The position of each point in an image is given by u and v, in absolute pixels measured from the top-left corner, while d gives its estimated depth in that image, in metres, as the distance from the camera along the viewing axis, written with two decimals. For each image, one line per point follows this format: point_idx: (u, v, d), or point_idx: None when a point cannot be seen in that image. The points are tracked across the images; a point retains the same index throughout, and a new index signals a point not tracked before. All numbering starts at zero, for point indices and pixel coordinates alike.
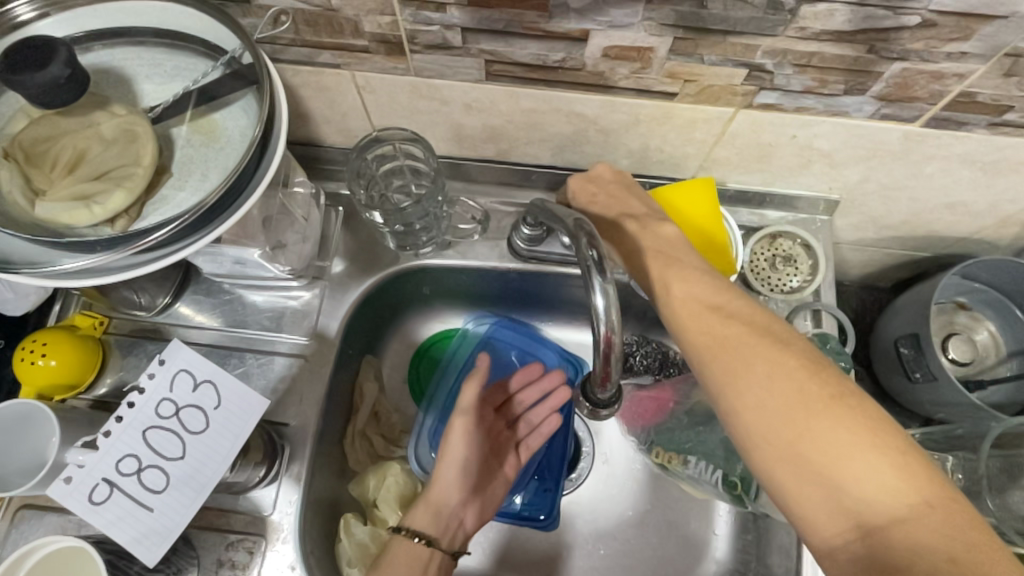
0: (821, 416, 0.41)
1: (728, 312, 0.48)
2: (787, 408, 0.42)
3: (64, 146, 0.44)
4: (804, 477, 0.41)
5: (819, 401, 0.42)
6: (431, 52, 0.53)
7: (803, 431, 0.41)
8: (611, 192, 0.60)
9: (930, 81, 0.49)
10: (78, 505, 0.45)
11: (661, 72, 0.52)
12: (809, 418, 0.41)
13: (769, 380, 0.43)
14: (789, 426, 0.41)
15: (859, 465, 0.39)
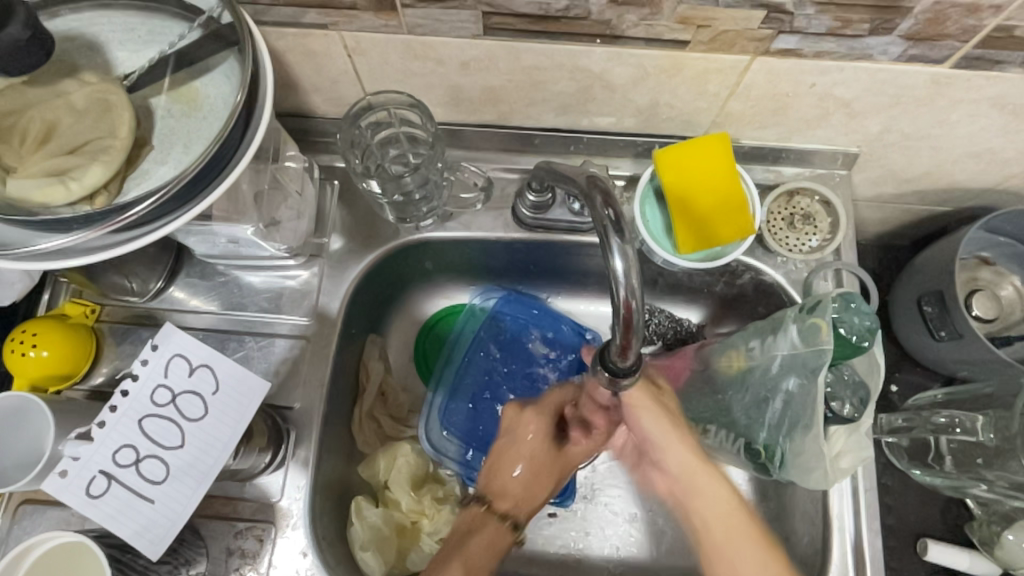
0: (727, 501, 0.56)
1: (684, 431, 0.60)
2: (737, 537, 0.55)
3: (32, 120, 0.40)
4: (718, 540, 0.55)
5: (750, 543, 0.54)
6: (424, 5, 0.49)
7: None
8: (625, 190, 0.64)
9: (964, 15, 0.46)
10: (76, 499, 0.43)
11: (671, 18, 0.49)
12: (738, 543, 0.54)
13: (705, 493, 0.57)
14: (718, 514, 0.56)
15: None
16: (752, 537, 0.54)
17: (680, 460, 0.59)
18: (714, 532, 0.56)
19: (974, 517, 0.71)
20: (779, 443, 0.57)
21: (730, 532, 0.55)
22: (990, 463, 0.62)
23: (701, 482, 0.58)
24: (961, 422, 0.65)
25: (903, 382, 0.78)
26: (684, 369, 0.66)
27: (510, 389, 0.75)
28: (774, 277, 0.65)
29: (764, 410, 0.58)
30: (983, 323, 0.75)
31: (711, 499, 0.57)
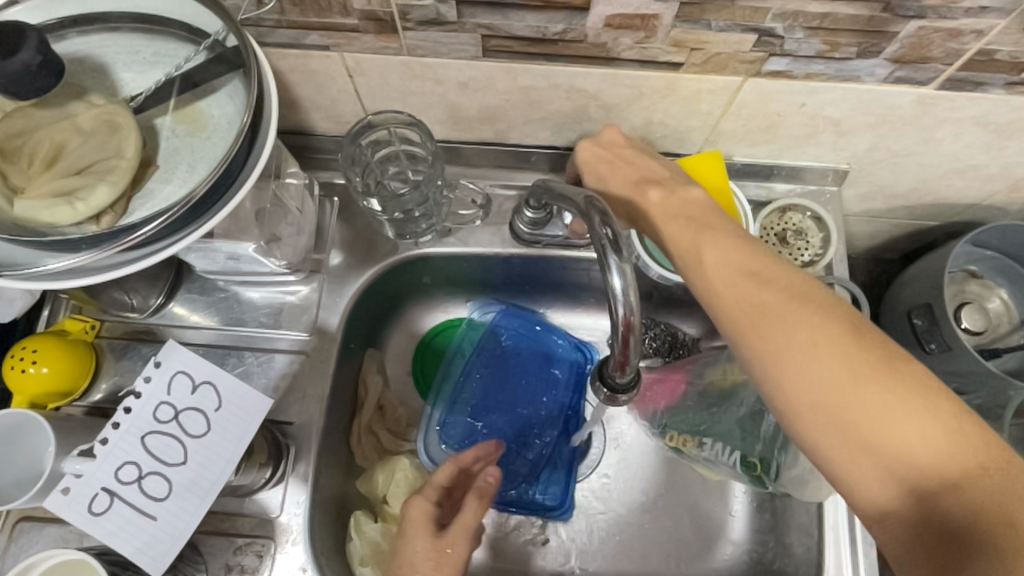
0: (864, 381, 0.40)
1: (765, 278, 0.44)
2: (833, 386, 0.40)
3: (39, 141, 0.41)
4: (842, 445, 0.40)
5: (862, 382, 0.40)
6: (424, 28, 0.50)
7: (796, 371, 0.41)
8: (628, 159, 0.55)
9: (948, 39, 0.47)
10: (78, 516, 0.44)
11: (665, 41, 0.50)
12: (856, 389, 0.40)
13: (800, 374, 0.41)
14: (814, 377, 0.41)
15: (921, 434, 0.38)
16: (844, 376, 0.40)
17: (774, 301, 0.43)
18: (795, 373, 0.41)
19: None
20: (773, 456, 0.60)
21: (785, 315, 0.42)
22: None
23: (825, 351, 0.41)
24: None
25: None
26: (678, 384, 0.67)
27: (508, 402, 0.76)
28: None
29: (758, 422, 0.62)
30: (972, 335, 0.76)
31: (805, 367, 0.41)
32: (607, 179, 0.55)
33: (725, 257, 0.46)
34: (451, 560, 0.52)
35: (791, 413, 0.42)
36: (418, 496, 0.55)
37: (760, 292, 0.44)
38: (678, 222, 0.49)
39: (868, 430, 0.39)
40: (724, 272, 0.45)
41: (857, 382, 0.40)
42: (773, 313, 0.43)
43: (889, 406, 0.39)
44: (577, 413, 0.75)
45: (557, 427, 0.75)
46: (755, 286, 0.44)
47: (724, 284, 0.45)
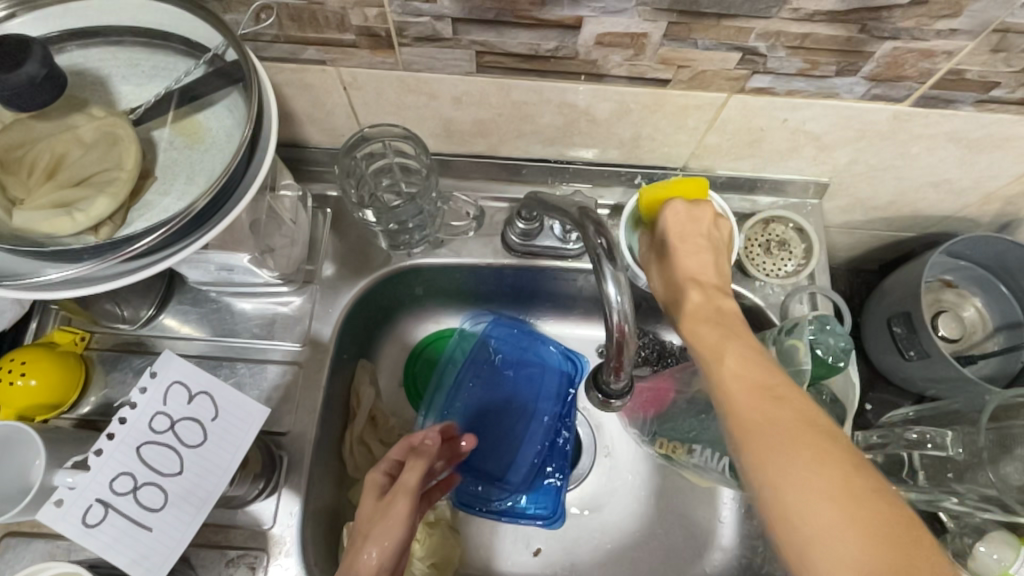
0: (786, 417, 0.39)
1: (721, 311, 0.47)
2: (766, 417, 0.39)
3: (40, 153, 0.41)
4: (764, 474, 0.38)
5: (783, 430, 0.38)
6: (420, 44, 0.52)
7: (732, 380, 0.42)
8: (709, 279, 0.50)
9: (920, 59, 0.50)
10: (72, 528, 0.43)
11: (654, 58, 0.52)
12: (790, 423, 0.38)
13: (746, 413, 0.40)
14: (740, 384, 0.42)
15: (828, 504, 0.35)
16: (770, 419, 0.39)
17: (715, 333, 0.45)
18: (739, 407, 0.40)
19: (947, 530, 0.74)
20: None
21: (733, 353, 0.43)
22: (961, 476, 0.65)
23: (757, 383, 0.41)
24: (932, 439, 0.66)
25: (876, 401, 0.81)
26: (668, 391, 0.68)
27: (499, 412, 0.76)
28: (753, 301, 0.68)
29: None
30: (949, 343, 0.78)
31: (744, 390, 0.41)
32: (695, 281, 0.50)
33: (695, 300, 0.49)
34: (394, 518, 0.52)
35: (750, 460, 0.39)
36: (374, 469, 0.57)
37: (721, 319, 0.46)
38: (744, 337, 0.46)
39: (783, 477, 0.37)
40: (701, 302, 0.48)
41: (788, 424, 0.38)
42: (727, 336, 0.45)
43: (812, 482, 0.36)
44: (569, 422, 0.75)
45: (550, 436, 0.75)
46: (714, 315, 0.47)
47: (698, 321, 0.47)
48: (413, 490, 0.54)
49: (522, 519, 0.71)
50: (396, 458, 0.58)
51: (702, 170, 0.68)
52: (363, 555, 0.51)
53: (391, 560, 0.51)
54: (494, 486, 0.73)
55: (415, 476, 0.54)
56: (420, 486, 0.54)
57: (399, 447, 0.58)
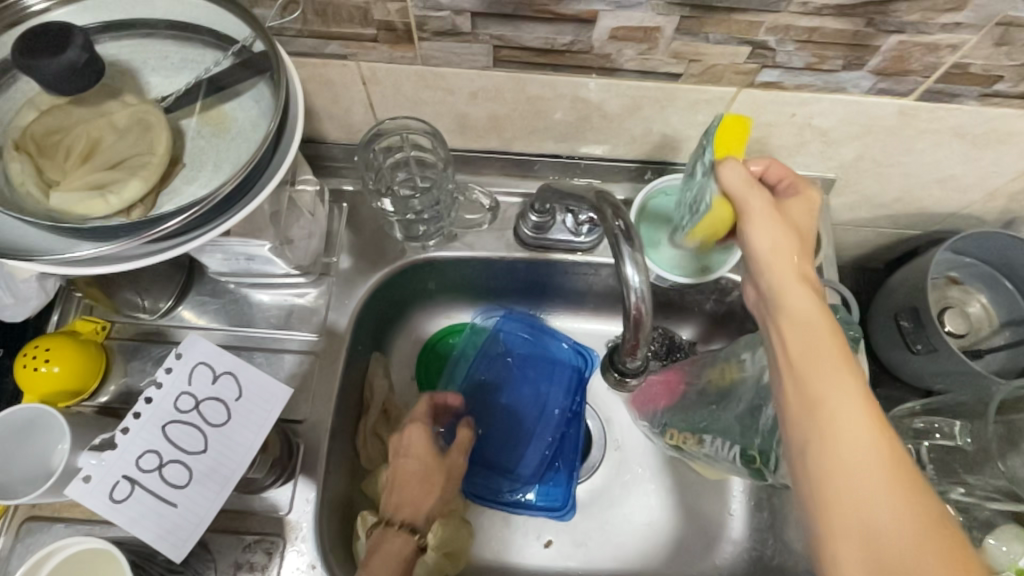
0: (870, 436, 0.43)
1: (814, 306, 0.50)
2: (858, 427, 0.44)
3: (77, 137, 0.43)
4: (833, 476, 0.43)
5: (871, 441, 0.43)
6: (439, 39, 0.53)
7: (823, 381, 0.46)
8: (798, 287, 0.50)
9: (925, 53, 0.51)
10: (100, 504, 0.44)
11: (666, 53, 0.53)
12: (871, 437, 0.43)
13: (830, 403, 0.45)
14: (841, 388, 0.45)
15: (898, 523, 0.41)
16: (863, 429, 0.44)
17: (814, 324, 0.49)
18: (828, 406, 0.45)
19: None
20: (773, 449, 0.60)
21: (837, 366, 0.47)
22: (971, 468, 0.66)
23: (846, 395, 0.45)
24: (941, 428, 0.68)
25: (884, 397, 0.82)
26: (679, 384, 0.69)
27: (509, 405, 0.77)
28: None
29: (756, 417, 0.62)
30: (955, 338, 0.79)
31: (842, 400, 0.45)
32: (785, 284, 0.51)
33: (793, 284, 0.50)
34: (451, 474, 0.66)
35: (823, 458, 0.44)
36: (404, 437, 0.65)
37: (814, 316, 0.49)
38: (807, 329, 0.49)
39: (857, 468, 0.43)
40: (802, 296, 0.50)
41: (867, 441, 0.43)
42: (818, 338, 0.48)
43: (899, 499, 0.41)
44: (580, 416, 0.76)
45: (561, 430, 0.75)
46: (811, 309, 0.49)
47: (793, 303, 0.50)
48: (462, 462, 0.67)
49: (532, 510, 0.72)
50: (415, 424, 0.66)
51: None
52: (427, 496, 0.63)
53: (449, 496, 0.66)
54: (504, 478, 0.73)
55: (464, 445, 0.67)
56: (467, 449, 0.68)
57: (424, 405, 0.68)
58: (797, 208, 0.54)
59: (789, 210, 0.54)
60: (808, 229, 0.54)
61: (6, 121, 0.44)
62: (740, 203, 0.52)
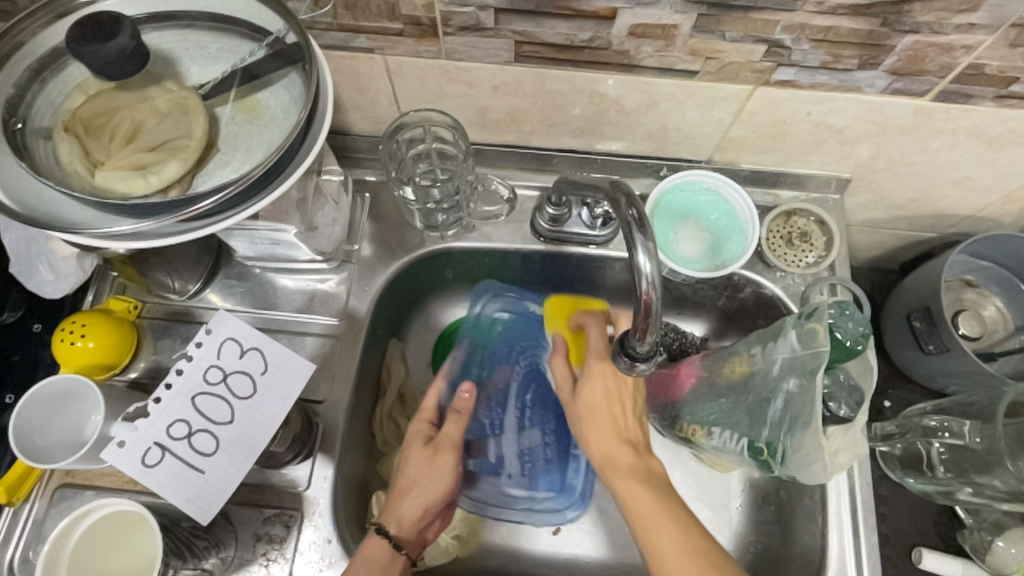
0: (627, 482, 0.60)
1: (620, 395, 0.64)
2: (613, 433, 0.63)
3: (122, 119, 0.45)
4: (633, 500, 0.58)
5: (637, 484, 0.59)
6: (463, 33, 0.55)
7: (589, 422, 0.64)
8: (609, 391, 0.63)
9: (940, 53, 0.52)
10: (133, 467, 0.47)
11: (683, 50, 0.55)
12: (620, 477, 0.60)
13: (636, 498, 0.58)
14: (606, 451, 0.62)
15: (667, 526, 0.56)
16: (625, 470, 0.61)
17: (597, 431, 0.63)
18: (599, 445, 0.63)
19: (965, 525, 0.74)
20: (779, 441, 0.61)
21: (627, 473, 0.61)
22: (980, 469, 0.65)
23: (625, 477, 0.60)
24: (949, 427, 0.69)
25: (895, 397, 0.82)
26: (689, 377, 0.70)
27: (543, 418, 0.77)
28: (773, 290, 0.70)
29: (765, 408, 0.62)
30: (970, 341, 0.79)
31: (638, 500, 0.58)
32: (609, 398, 0.63)
33: (602, 387, 0.63)
34: (441, 463, 0.65)
35: (599, 460, 0.63)
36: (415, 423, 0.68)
37: (612, 405, 0.63)
38: (626, 421, 0.63)
39: (642, 504, 0.58)
40: (612, 450, 0.62)
41: (636, 480, 0.60)
42: (602, 402, 0.63)
43: (652, 498, 0.58)
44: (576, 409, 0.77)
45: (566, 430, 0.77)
46: (613, 403, 0.63)
47: (588, 422, 0.64)
48: (454, 442, 0.66)
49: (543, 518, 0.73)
50: (428, 421, 0.68)
51: (726, 163, 0.71)
52: (407, 500, 0.63)
53: (437, 499, 0.64)
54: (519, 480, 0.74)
55: (456, 428, 0.66)
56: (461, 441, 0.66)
57: (430, 403, 0.69)
58: (596, 331, 0.68)
59: (622, 371, 0.64)
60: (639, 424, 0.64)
61: (56, 104, 0.47)
62: (603, 360, 0.65)
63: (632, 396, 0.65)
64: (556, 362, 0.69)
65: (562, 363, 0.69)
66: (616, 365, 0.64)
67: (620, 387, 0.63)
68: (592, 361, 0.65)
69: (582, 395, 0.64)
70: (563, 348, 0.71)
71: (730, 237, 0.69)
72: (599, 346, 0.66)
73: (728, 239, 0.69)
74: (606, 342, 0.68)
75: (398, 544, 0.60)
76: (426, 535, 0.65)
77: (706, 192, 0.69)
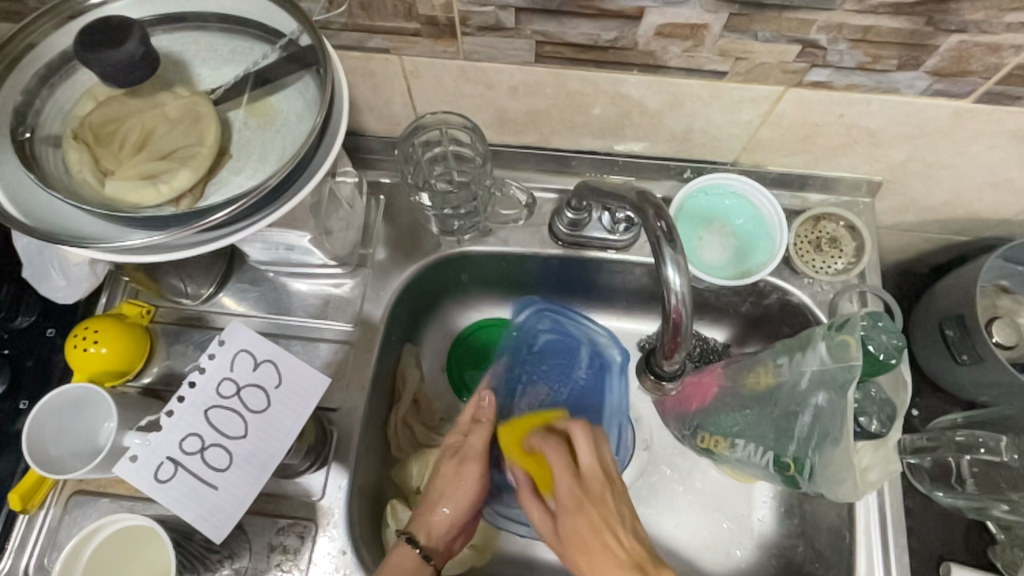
0: None
1: (581, 496, 0.58)
2: (589, 531, 0.56)
3: (132, 127, 0.44)
4: None
5: None
6: (482, 33, 0.53)
7: (569, 540, 0.57)
8: (594, 544, 0.56)
9: (986, 53, 0.49)
10: (145, 482, 0.48)
11: (712, 50, 0.52)
12: None
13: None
14: (593, 568, 0.55)
15: None
16: None
17: (574, 527, 0.57)
18: (573, 552, 0.57)
19: (997, 541, 0.71)
20: (807, 456, 0.59)
21: None
22: (1015, 485, 0.66)
23: None
24: (985, 442, 0.69)
25: (924, 406, 0.79)
26: (711, 386, 0.67)
27: None
28: (800, 298, 0.68)
29: (793, 422, 0.60)
30: (1003, 349, 0.76)
31: None
32: (590, 544, 0.56)
33: (572, 495, 0.58)
34: (469, 474, 0.65)
35: None
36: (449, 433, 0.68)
37: (583, 518, 0.57)
38: (609, 535, 0.56)
39: None
40: (599, 569, 0.55)
41: None
42: (583, 526, 0.57)
43: None
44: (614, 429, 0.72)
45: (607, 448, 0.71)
46: (586, 512, 0.57)
47: (575, 550, 0.57)
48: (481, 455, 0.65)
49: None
50: (463, 430, 0.68)
51: (752, 166, 0.68)
52: (438, 510, 0.63)
53: (465, 510, 0.64)
54: None
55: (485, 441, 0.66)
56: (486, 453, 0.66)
57: (468, 411, 0.68)
58: (558, 458, 0.59)
59: (586, 477, 0.59)
60: (605, 509, 0.58)
61: (66, 110, 0.46)
62: (582, 463, 0.59)
63: (607, 502, 0.58)
64: (527, 502, 0.61)
65: (532, 500, 0.61)
66: (591, 487, 0.58)
67: (585, 492, 0.58)
68: (567, 489, 0.58)
69: (563, 540, 0.58)
70: (532, 482, 0.62)
71: (756, 243, 0.66)
72: (570, 485, 0.58)
73: (754, 246, 0.66)
74: (597, 451, 0.60)
75: (425, 555, 0.60)
76: (454, 546, 0.65)
77: (731, 196, 0.67)
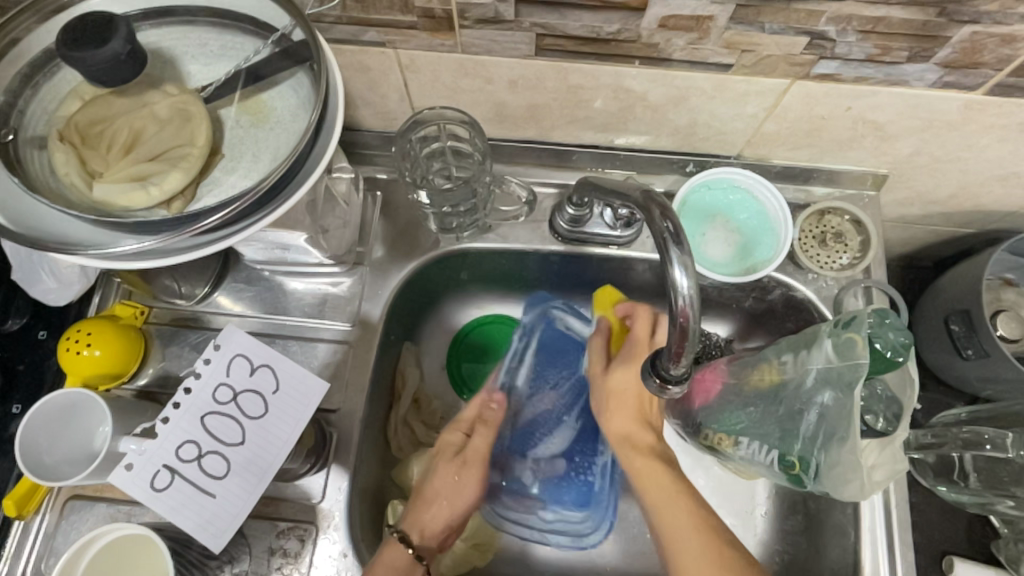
0: (682, 500, 0.59)
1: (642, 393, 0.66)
2: (637, 398, 0.66)
3: (119, 128, 0.42)
4: (664, 498, 0.60)
5: (684, 500, 0.59)
6: (481, 26, 0.51)
7: (625, 384, 0.66)
8: (628, 381, 0.66)
9: (999, 44, 0.48)
10: (142, 491, 0.48)
11: (718, 43, 0.51)
12: (660, 482, 0.61)
13: (654, 487, 0.61)
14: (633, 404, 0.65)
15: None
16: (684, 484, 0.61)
17: (629, 381, 0.66)
18: (619, 397, 0.66)
19: (1000, 535, 0.71)
20: (812, 455, 0.59)
21: (656, 464, 0.62)
22: (1019, 480, 0.64)
23: (654, 488, 0.61)
24: (990, 440, 0.64)
25: (927, 400, 0.79)
26: (714, 382, 0.66)
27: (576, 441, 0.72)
28: (804, 294, 0.67)
29: (797, 422, 0.59)
30: (1008, 343, 0.75)
31: (648, 461, 0.62)
32: (624, 387, 0.66)
33: (637, 386, 0.65)
34: (464, 478, 0.65)
35: (633, 473, 0.63)
36: (450, 430, 0.68)
37: (634, 392, 0.66)
38: (631, 378, 0.66)
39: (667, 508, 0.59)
40: (631, 428, 0.65)
41: (687, 528, 0.57)
42: (630, 410, 0.66)
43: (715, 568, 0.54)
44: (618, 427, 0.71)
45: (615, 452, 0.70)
46: (632, 382, 0.65)
47: (620, 420, 0.66)
48: (482, 455, 0.66)
49: (562, 543, 0.70)
50: (463, 429, 0.68)
51: (757, 159, 0.67)
52: (431, 509, 0.63)
53: (459, 512, 0.64)
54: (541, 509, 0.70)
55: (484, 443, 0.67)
56: (488, 453, 0.67)
57: (470, 412, 0.69)
58: (642, 321, 0.67)
59: (646, 332, 0.66)
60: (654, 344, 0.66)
61: (51, 111, 0.44)
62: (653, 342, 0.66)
63: (641, 372, 0.66)
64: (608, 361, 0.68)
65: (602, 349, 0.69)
66: (640, 353, 0.66)
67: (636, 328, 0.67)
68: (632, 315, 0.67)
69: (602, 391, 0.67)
70: (609, 334, 0.70)
71: (761, 238, 0.66)
72: (643, 342, 0.66)
73: (758, 241, 0.66)
74: (655, 327, 0.67)
75: (418, 555, 0.60)
76: (448, 543, 0.65)
77: (736, 190, 0.66)
